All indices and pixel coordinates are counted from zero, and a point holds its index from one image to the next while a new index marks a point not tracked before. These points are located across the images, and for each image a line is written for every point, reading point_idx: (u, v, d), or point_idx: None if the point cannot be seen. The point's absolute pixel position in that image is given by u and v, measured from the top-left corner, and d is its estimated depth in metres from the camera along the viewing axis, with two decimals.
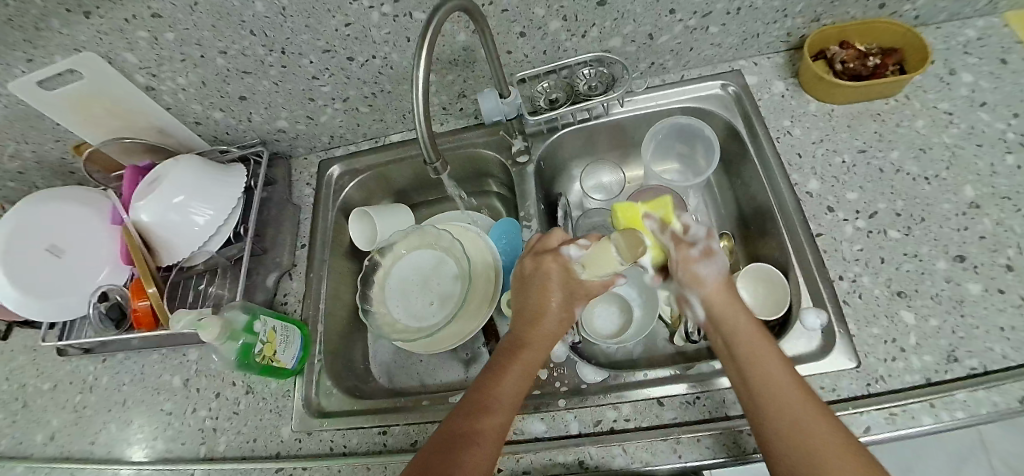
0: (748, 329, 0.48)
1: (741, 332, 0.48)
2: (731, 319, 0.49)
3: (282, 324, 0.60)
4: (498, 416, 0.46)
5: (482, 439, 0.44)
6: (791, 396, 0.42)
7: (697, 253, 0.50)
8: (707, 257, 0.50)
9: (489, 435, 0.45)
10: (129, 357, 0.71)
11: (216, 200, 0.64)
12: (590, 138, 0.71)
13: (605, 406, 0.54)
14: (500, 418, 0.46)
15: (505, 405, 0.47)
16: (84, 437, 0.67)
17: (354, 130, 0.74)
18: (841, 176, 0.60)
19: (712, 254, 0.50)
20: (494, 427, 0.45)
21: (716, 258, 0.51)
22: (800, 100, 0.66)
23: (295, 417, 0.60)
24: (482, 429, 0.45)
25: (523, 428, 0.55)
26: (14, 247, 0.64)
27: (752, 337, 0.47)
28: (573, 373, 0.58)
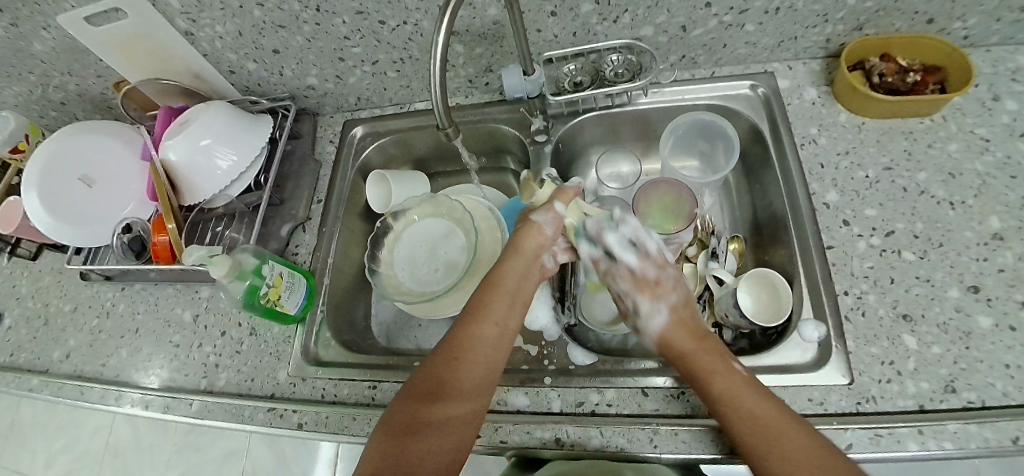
0: (698, 356, 0.48)
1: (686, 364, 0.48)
2: (681, 342, 0.50)
3: (289, 271, 0.62)
4: (468, 402, 0.45)
5: (452, 426, 0.44)
6: (769, 421, 0.42)
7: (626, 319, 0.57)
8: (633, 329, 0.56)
9: (461, 419, 0.44)
10: (145, 288, 0.74)
11: (240, 147, 0.66)
12: (613, 127, 0.71)
13: (589, 390, 0.55)
14: (473, 400, 0.46)
15: (473, 389, 0.46)
16: (98, 358, 0.71)
17: (380, 94, 0.75)
18: (861, 191, 0.59)
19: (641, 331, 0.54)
20: (465, 414, 0.45)
21: (643, 331, 0.53)
22: (831, 109, 0.64)
23: (293, 363, 0.63)
24: (446, 409, 0.44)
25: (508, 400, 0.56)
26: (50, 174, 0.67)
27: (704, 361, 0.47)
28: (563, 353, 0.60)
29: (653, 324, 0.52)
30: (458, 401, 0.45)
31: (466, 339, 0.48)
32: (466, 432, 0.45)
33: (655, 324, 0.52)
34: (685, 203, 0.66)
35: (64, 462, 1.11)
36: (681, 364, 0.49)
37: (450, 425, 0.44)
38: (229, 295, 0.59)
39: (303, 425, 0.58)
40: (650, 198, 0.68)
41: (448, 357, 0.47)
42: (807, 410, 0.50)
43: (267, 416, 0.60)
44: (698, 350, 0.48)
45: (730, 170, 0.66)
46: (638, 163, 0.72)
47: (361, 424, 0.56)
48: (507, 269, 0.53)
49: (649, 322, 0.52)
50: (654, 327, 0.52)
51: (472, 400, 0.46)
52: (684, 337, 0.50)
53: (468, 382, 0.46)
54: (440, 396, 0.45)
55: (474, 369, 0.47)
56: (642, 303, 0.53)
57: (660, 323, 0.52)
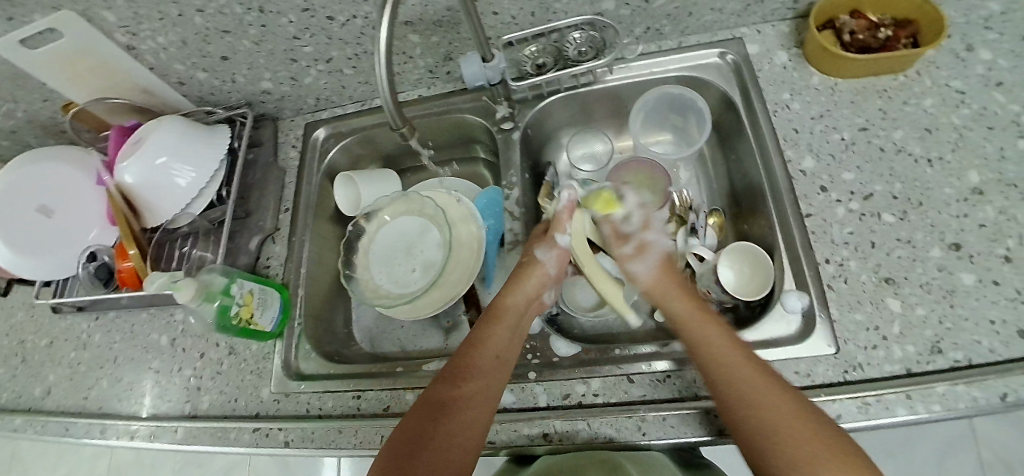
0: (690, 309, 0.51)
1: (682, 312, 0.51)
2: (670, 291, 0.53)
3: (260, 287, 0.60)
4: (477, 396, 0.47)
5: (461, 418, 0.45)
6: (756, 384, 0.42)
7: (630, 251, 0.58)
8: (640, 254, 0.58)
9: (475, 403, 0.46)
10: (118, 316, 0.72)
11: (199, 161, 0.64)
12: (582, 107, 0.69)
13: (575, 381, 0.54)
14: (483, 395, 0.47)
15: (489, 370, 0.49)
16: (80, 391, 0.70)
17: (339, 93, 0.72)
18: (838, 154, 0.58)
19: (646, 246, 0.58)
20: (474, 406, 0.46)
21: (652, 250, 0.58)
22: (802, 72, 0.62)
23: (275, 379, 0.61)
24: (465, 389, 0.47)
25: None
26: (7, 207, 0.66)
27: (692, 318, 0.50)
28: (547, 345, 0.59)
29: (660, 245, 0.59)
30: (469, 394, 0.47)
31: (480, 338, 0.52)
32: (475, 428, 0.45)
33: (661, 246, 0.59)
34: (657, 178, 0.65)
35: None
36: (679, 308, 0.51)
37: (457, 416, 0.45)
38: (200, 318, 0.57)
39: (290, 443, 0.57)
40: (622, 178, 0.66)
41: (462, 357, 0.50)
42: (793, 383, 0.49)
43: (253, 436, 0.59)
44: (691, 305, 0.51)
45: (706, 139, 0.63)
46: (608, 141, 0.71)
47: (347, 436, 0.55)
48: (525, 275, 0.57)
49: (658, 240, 0.59)
50: (660, 247, 0.58)
51: (482, 395, 0.47)
52: (673, 271, 0.56)
53: (479, 378, 0.48)
54: (452, 389, 0.47)
55: (484, 366, 0.49)
56: (652, 222, 0.60)
57: (665, 248, 0.59)
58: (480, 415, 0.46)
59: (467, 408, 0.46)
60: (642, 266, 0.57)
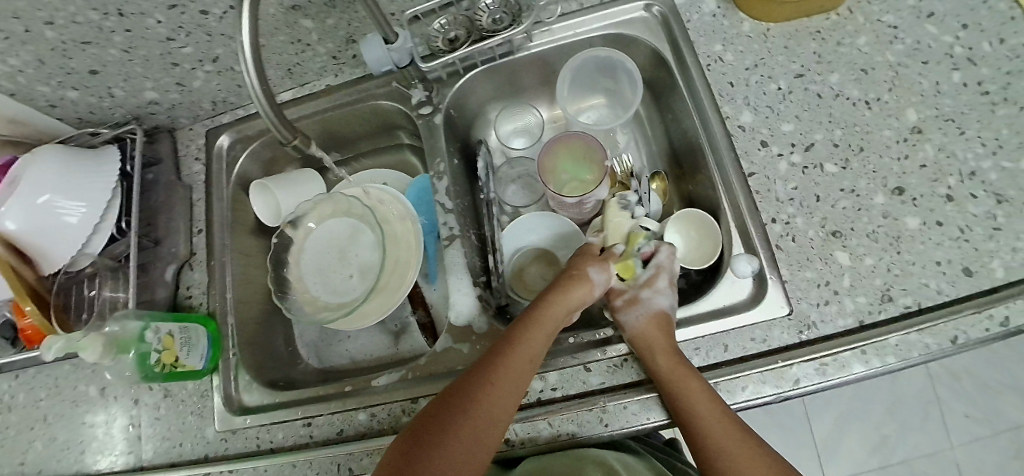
0: (672, 360, 0.45)
1: (661, 365, 0.45)
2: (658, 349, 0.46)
3: (180, 326, 0.55)
4: (489, 415, 0.43)
5: (465, 442, 0.41)
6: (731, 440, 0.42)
7: (622, 302, 0.53)
8: (630, 305, 0.51)
9: (484, 421, 0.42)
10: (40, 370, 0.66)
11: (87, 193, 0.57)
12: (506, 78, 0.63)
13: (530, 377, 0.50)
14: (494, 420, 0.43)
15: (505, 389, 0.44)
16: (12, 457, 0.65)
17: (237, 93, 0.64)
18: (775, 105, 0.54)
19: (639, 301, 0.51)
20: (482, 432, 0.42)
21: (643, 302, 0.51)
22: (733, 19, 0.57)
23: (217, 418, 0.56)
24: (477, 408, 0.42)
25: None
26: None
27: (675, 373, 0.44)
28: None
29: (658, 303, 0.50)
30: (480, 414, 0.42)
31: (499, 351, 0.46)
32: (476, 455, 0.41)
33: (656, 305, 0.50)
34: (596, 154, 0.60)
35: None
36: (660, 361, 0.45)
37: (464, 441, 0.41)
38: (119, 371, 0.52)
39: None
40: (554, 155, 0.61)
41: (479, 369, 0.45)
42: (751, 351, 0.48)
43: None
44: (671, 354, 0.46)
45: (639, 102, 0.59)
46: (541, 113, 0.67)
47: (303, 469, 0.52)
48: (577, 289, 0.51)
49: (656, 297, 0.51)
50: (658, 303, 0.50)
51: (490, 418, 0.43)
52: (665, 328, 0.48)
53: (494, 399, 0.43)
54: (463, 406, 0.43)
55: (502, 386, 0.44)
56: (660, 283, 0.52)
57: (662, 309, 0.50)
58: (483, 445, 0.42)
59: (474, 432, 0.42)
60: (629, 317, 0.51)
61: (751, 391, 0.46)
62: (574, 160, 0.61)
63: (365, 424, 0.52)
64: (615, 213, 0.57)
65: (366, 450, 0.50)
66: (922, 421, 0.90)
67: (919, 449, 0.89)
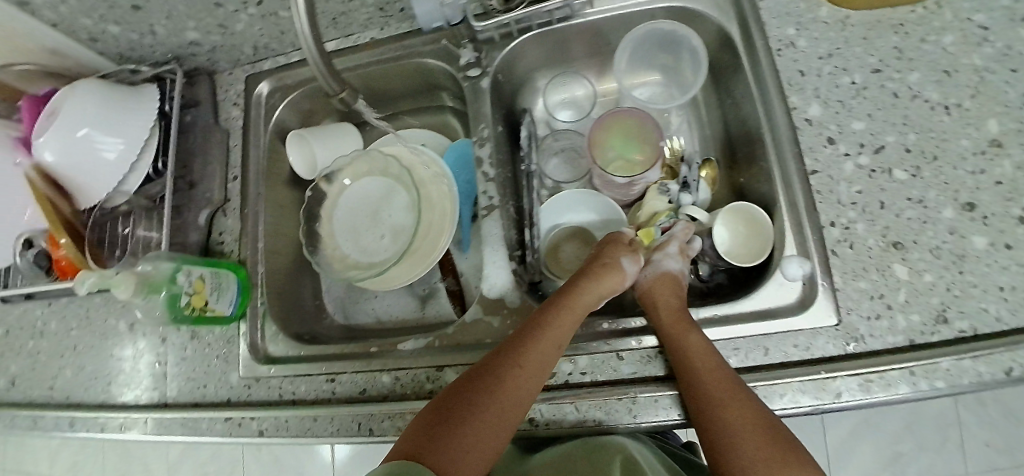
0: (672, 311, 0.48)
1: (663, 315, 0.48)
2: (664, 301, 0.50)
3: (212, 270, 0.55)
4: (515, 395, 0.42)
5: (487, 423, 0.41)
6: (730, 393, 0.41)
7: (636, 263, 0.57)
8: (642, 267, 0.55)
9: (508, 400, 0.42)
10: (72, 301, 0.68)
11: (125, 130, 0.56)
12: (558, 45, 0.59)
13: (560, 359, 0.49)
14: (517, 402, 0.42)
15: (533, 371, 0.44)
16: (44, 381, 0.67)
17: (279, 39, 0.62)
18: (846, 100, 0.51)
19: (649, 262, 0.54)
20: (506, 415, 0.42)
21: (652, 264, 0.54)
22: (810, 3, 0.53)
23: (243, 365, 0.58)
24: (507, 390, 0.42)
25: None
26: None
27: (675, 322, 0.47)
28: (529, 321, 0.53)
29: (668, 265, 0.53)
30: (507, 395, 0.42)
31: (529, 333, 0.45)
32: (497, 437, 0.41)
33: (664, 267, 0.53)
34: (648, 132, 0.58)
35: (82, 465, 1.14)
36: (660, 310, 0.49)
37: (486, 421, 0.41)
38: (149, 312, 0.52)
39: (264, 432, 0.54)
40: (605, 130, 0.59)
41: (507, 350, 0.45)
42: (792, 357, 0.47)
43: (225, 426, 0.56)
44: (674, 309, 0.48)
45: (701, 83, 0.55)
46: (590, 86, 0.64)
47: (323, 424, 0.52)
48: (610, 279, 0.51)
49: (667, 260, 0.53)
50: (667, 265, 0.53)
51: (516, 399, 0.42)
52: (673, 287, 0.51)
53: (521, 382, 0.43)
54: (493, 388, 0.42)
55: (531, 368, 0.44)
56: (670, 248, 0.54)
57: (671, 272, 0.53)
58: (505, 425, 0.42)
59: (498, 416, 0.41)
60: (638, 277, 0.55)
61: (788, 399, 0.45)
62: (628, 139, 0.59)
63: (388, 387, 0.52)
64: (653, 197, 0.58)
65: (387, 413, 0.50)
66: (939, 443, 0.88)
67: (931, 470, 0.88)
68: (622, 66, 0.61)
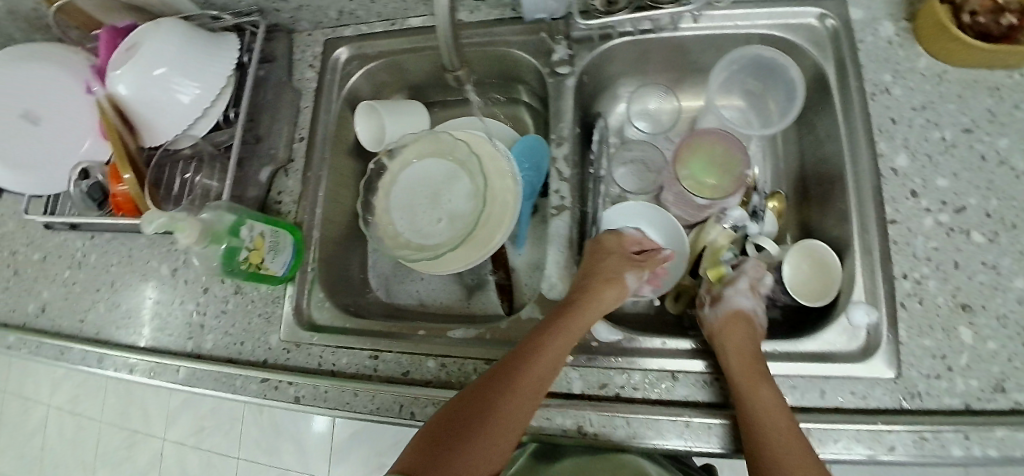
0: (745, 356, 0.45)
1: (735, 358, 0.45)
2: (734, 342, 0.46)
3: (272, 229, 0.54)
4: (510, 419, 0.41)
5: (484, 449, 0.40)
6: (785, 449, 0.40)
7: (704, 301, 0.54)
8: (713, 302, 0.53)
9: (504, 424, 0.41)
10: (116, 238, 0.67)
11: (202, 75, 0.56)
12: (645, 55, 0.59)
13: (613, 370, 0.49)
14: (511, 426, 0.41)
15: (530, 392, 0.42)
16: (76, 314, 0.66)
17: (365, 7, 0.61)
18: (935, 155, 0.51)
19: (721, 298, 0.52)
20: (501, 440, 0.41)
21: (725, 299, 0.51)
22: (910, 52, 0.53)
23: (285, 327, 0.57)
24: (503, 414, 0.41)
25: None
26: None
27: (744, 368, 0.44)
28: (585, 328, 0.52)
29: (740, 302, 0.50)
30: (504, 420, 0.41)
31: (524, 354, 0.44)
32: (491, 462, 0.40)
33: (737, 304, 0.50)
34: (733, 155, 0.56)
35: (82, 400, 1.14)
36: (728, 351, 0.45)
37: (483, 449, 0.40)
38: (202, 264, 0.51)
39: (302, 399, 0.53)
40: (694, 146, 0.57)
41: (504, 372, 0.43)
42: (847, 403, 0.47)
43: (260, 387, 0.55)
44: (746, 352, 0.45)
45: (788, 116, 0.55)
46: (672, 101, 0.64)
47: (363, 400, 0.52)
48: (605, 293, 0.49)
49: (739, 296, 0.51)
50: (738, 301, 0.50)
51: (511, 423, 0.41)
52: (745, 325, 0.48)
53: (518, 402, 0.42)
54: (489, 413, 0.41)
55: (526, 390, 0.42)
56: (741, 283, 0.52)
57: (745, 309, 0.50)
58: (501, 448, 0.41)
59: (494, 442, 0.40)
60: (708, 314, 0.52)
61: (842, 445, 0.45)
62: (711, 164, 0.56)
63: (434, 373, 0.52)
64: (709, 227, 0.56)
65: (432, 399, 0.50)
66: None
67: None
68: (713, 85, 0.60)
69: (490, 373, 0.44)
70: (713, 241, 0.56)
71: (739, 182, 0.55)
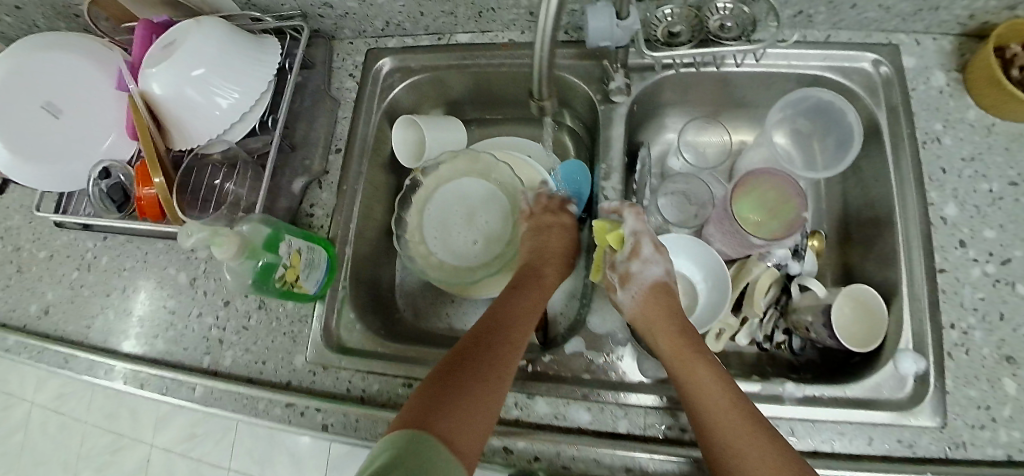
0: (673, 337, 0.45)
1: (664, 342, 0.45)
2: (659, 321, 0.46)
3: (308, 245, 0.51)
4: (502, 370, 0.42)
5: (482, 396, 0.39)
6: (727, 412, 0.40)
7: (615, 278, 0.51)
8: (623, 281, 0.50)
9: (499, 373, 0.41)
10: (131, 242, 0.64)
11: (242, 79, 0.53)
12: (687, 90, 0.60)
13: (663, 410, 0.47)
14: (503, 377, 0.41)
15: (513, 345, 0.44)
16: (82, 318, 0.63)
17: (414, 20, 0.60)
18: (983, 207, 0.51)
19: (631, 275, 0.49)
20: (495, 389, 0.40)
21: (636, 276, 0.49)
22: (959, 102, 0.54)
23: (312, 347, 0.53)
24: (501, 363, 0.42)
25: (566, 414, 0.48)
26: (14, 103, 0.57)
27: (674, 348, 0.45)
28: (632, 364, 0.50)
29: (647, 274, 0.49)
30: (496, 370, 0.41)
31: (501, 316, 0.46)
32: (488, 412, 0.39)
33: (650, 276, 0.49)
34: (789, 201, 0.53)
35: (68, 398, 1.08)
36: (660, 335, 0.46)
37: (479, 397, 0.39)
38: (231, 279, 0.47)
39: (330, 428, 0.50)
40: (755, 185, 0.54)
41: (490, 335, 0.44)
42: (895, 452, 0.46)
43: (284, 412, 0.51)
44: (675, 331, 0.46)
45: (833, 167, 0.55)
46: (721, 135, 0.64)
47: None
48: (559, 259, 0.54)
49: (647, 268, 0.49)
50: (648, 275, 0.49)
51: (504, 374, 0.41)
52: (665, 301, 0.48)
53: (507, 354, 0.43)
54: (480, 364, 0.41)
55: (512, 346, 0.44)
56: (646, 251, 0.50)
57: (656, 279, 0.49)
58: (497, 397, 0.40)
59: (490, 391, 0.40)
60: (622, 297, 0.50)
61: None
62: (762, 207, 0.55)
63: None
64: (751, 264, 0.56)
65: None
66: None
67: None
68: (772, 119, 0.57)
69: (476, 332, 0.45)
70: (756, 281, 0.55)
71: (791, 229, 0.53)
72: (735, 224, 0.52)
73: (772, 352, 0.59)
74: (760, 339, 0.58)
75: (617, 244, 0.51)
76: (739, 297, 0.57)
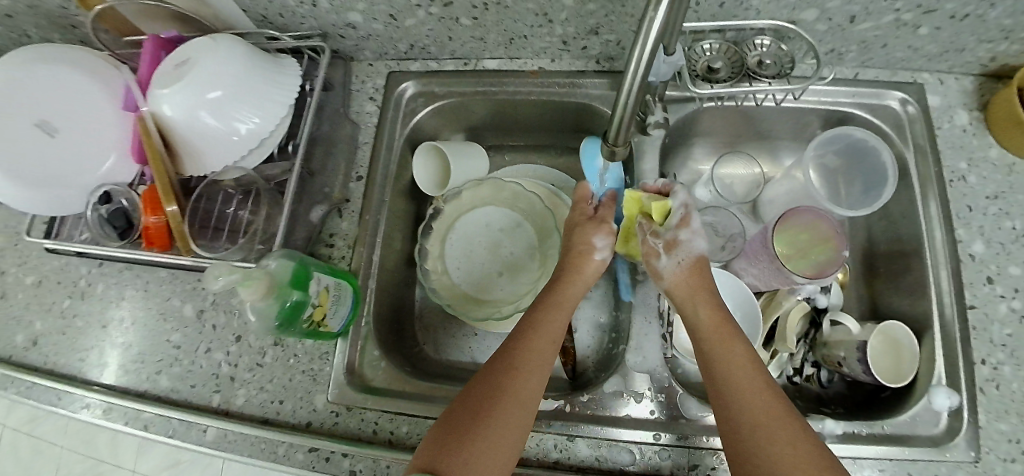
0: (713, 311, 0.44)
1: (703, 314, 0.44)
2: (696, 296, 0.45)
3: (336, 281, 0.49)
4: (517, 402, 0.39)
5: (499, 434, 0.37)
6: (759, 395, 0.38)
7: (657, 243, 0.47)
8: (667, 248, 0.47)
9: (517, 403, 0.39)
10: (131, 269, 0.60)
11: (263, 104, 0.51)
12: (715, 121, 0.60)
13: (706, 451, 0.46)
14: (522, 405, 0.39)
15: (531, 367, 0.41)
16: (74, 352, 0.58)
17: (440, 44, 0.58)
18: (1009, 244, 0.52)
19: (678, 243, 0.47)
20: (513, 426, 0.38)
21: (682, 244, 0.46)
22: (981, 141, 0.55)
23: (334, 387, 0.51)
24: (519, 387, 0.39)
25: (608, 455, 0.47)
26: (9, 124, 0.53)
27: (712, 325, 0.43)
28: (673, 401, 0.49)
29: (693, 245, 0.46)
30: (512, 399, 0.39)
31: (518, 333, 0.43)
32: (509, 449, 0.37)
33: (694, 247, 0.47)
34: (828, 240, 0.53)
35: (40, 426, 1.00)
36: (699, 307, 0.44)
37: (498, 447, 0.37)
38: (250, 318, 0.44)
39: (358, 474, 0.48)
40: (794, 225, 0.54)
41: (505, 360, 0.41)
42: None
43: (306, 457, 0.49)
44: (714, 307, 0.44)
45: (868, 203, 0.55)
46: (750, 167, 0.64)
47: None
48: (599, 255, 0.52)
49: (695, 239, 0.47)
50: (694, 245, 0.46)
51: (523, 404, 0.39)
52: (706, 276, 0.46)
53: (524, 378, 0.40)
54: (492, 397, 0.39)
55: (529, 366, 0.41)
56: (694, 224, 0.47)
57: (698, 251, 0.47)
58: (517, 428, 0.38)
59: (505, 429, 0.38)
60: (665, 262, 0.47)
61: None
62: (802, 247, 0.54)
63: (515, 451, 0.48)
64: (781, 297, 0.55)
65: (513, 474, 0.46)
66: None
67: None
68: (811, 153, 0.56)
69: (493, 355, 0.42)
70: (788, 314, 0.55)
71: (832, 267, 0.52)
72: (777, 263, 0.52)
73: (800, 385, 0.58)
74: (788, 371, 0.58)
75: (659, 213, 0.48)
76: (771, 331, 0.57)
